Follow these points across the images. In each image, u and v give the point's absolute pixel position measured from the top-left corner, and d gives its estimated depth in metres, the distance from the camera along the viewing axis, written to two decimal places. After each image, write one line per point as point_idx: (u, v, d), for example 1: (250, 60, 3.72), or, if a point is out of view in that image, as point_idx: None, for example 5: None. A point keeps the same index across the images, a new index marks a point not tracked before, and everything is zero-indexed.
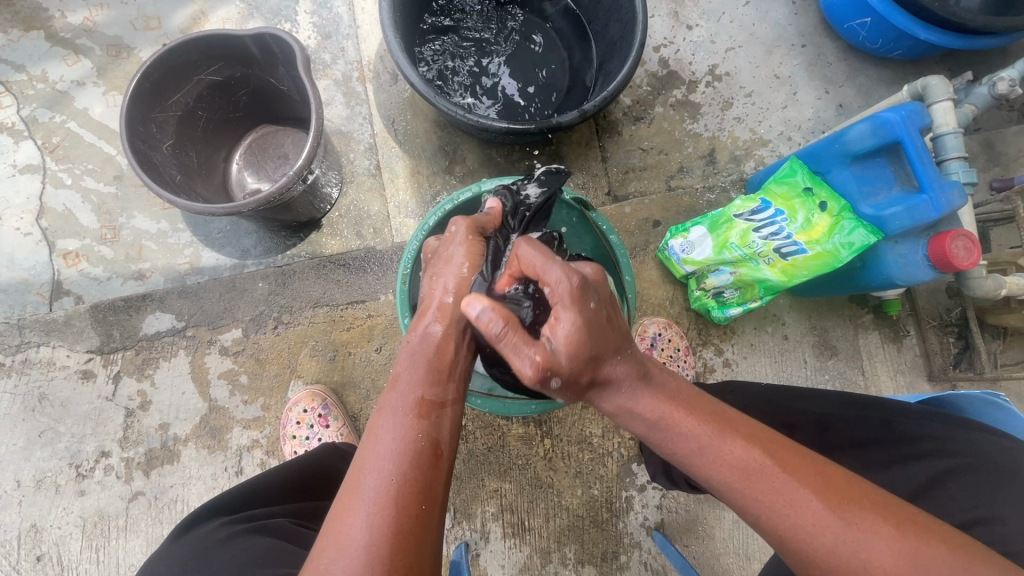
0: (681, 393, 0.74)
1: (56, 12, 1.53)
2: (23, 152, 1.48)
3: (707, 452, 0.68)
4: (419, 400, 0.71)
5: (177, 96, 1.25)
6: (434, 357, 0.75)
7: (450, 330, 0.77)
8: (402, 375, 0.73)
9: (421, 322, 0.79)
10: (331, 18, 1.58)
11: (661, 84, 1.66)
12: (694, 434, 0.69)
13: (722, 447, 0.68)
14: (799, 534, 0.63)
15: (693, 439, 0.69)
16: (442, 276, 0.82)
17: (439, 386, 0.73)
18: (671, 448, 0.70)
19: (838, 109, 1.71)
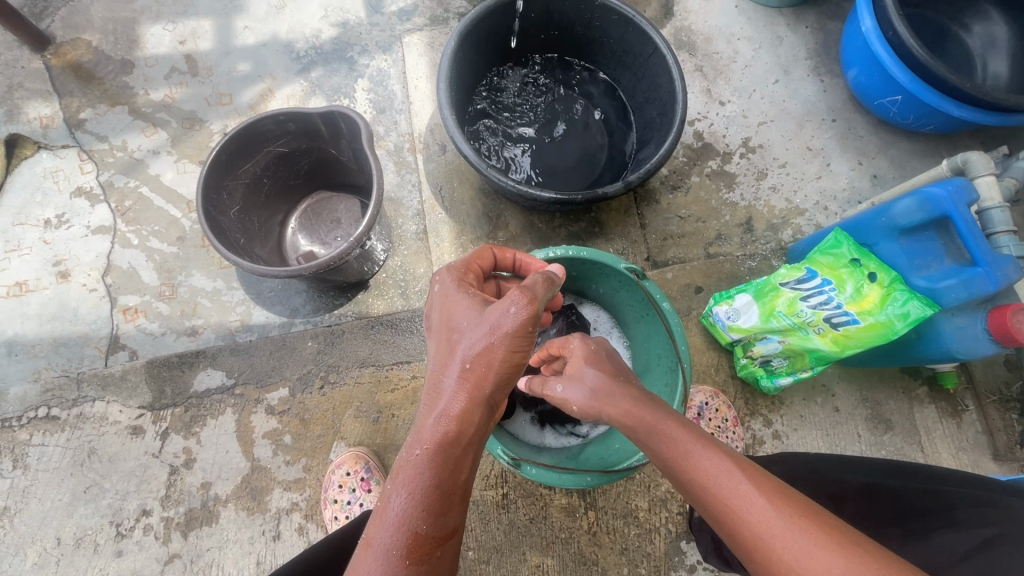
0: (665, 427, 0.75)
1: (141, 91, 1.69)
2: (97, 214, 1.58)
3: (690, 455, 0.71)
4: (413, 538, 0.69)
5: (246, 166, 1.33)
6: (433, 476, 0.72)
7: (460, 444, 0.76)
8: (395, 499, 0.71)
9: (424, 431, 0.76)
10: (386, 95, 1.71)
11: (696, 156, 1.73)
12: (674, 466, 0.73)
13: (699, 470, 0.70)
14: (765, 548, 0.62)
15: (683, 441, 0.73)
16: (455, 366, 0.79)
17: (440, 518, 0.71)
18: (660, 447, 0.75)
19: (873, 179, 1.74)
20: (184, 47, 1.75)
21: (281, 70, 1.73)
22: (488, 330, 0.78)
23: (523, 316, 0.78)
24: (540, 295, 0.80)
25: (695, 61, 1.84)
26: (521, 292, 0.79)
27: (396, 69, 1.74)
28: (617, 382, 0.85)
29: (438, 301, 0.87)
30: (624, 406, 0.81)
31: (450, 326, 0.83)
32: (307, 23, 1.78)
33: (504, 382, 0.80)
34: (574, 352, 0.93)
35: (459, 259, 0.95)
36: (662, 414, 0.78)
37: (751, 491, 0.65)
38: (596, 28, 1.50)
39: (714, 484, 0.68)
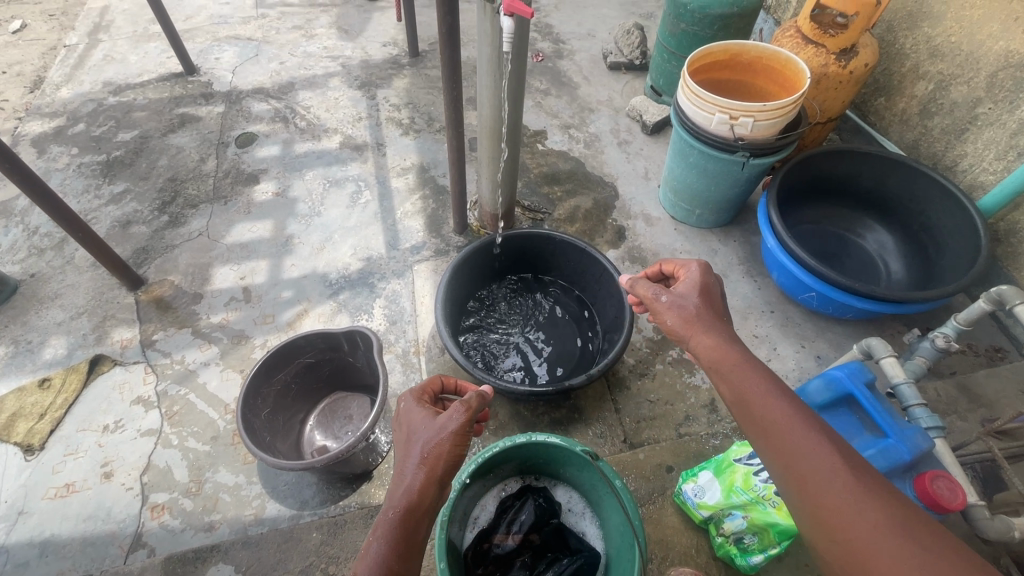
0: (749, 370, 1.01)
1: (204, 315, 2.14)
2: (148, 418, 1.87)
3: (766, 396, 0.97)
4: None
5: (280, 375, 1.64)
6: (399, 534, 0.96)
7: (420, 510, 0.99)
8: (373, 546, 0.94)
9: (393, 502, 0.99)
10: (398, 309, 2.13)
11: (658, 346, 2.03)
12: (751, 404, 0.97)
13: (774, 412, 0.94)
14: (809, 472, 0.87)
15: (762, 389, 0.98)
16: (415, 454, 1.05)
17: (402, 563, 0.93)
18: (739, 392, 1.00)
19: (818, 359, 2.00)
20: (243, 281, 2.24)
21: (316, 294, 2.19)
22: (439, 428, 1.06)
23: (462, 418, 1.08)
24: (475, 406, 1.09)
25: (648, 270, 2.27)
26: (462, 404, 1.09)
27: (407, 289, 2.19)
28: (719, 319, 1.15)
29: (401, 415, 1.17)
30: (712, 347, 1.08)
31: (410, 429, 1.11)
32: (340, 259, 2.30)
33: (451, 466, 1.06)
34: (688, 280, 1.24)
35: (417, 386, 1.25)
36: (751, 366, 1.02)
37: (813, 435, 0.90)
38: (560, 255, 1.95)
39: (787, 422, 0.92)
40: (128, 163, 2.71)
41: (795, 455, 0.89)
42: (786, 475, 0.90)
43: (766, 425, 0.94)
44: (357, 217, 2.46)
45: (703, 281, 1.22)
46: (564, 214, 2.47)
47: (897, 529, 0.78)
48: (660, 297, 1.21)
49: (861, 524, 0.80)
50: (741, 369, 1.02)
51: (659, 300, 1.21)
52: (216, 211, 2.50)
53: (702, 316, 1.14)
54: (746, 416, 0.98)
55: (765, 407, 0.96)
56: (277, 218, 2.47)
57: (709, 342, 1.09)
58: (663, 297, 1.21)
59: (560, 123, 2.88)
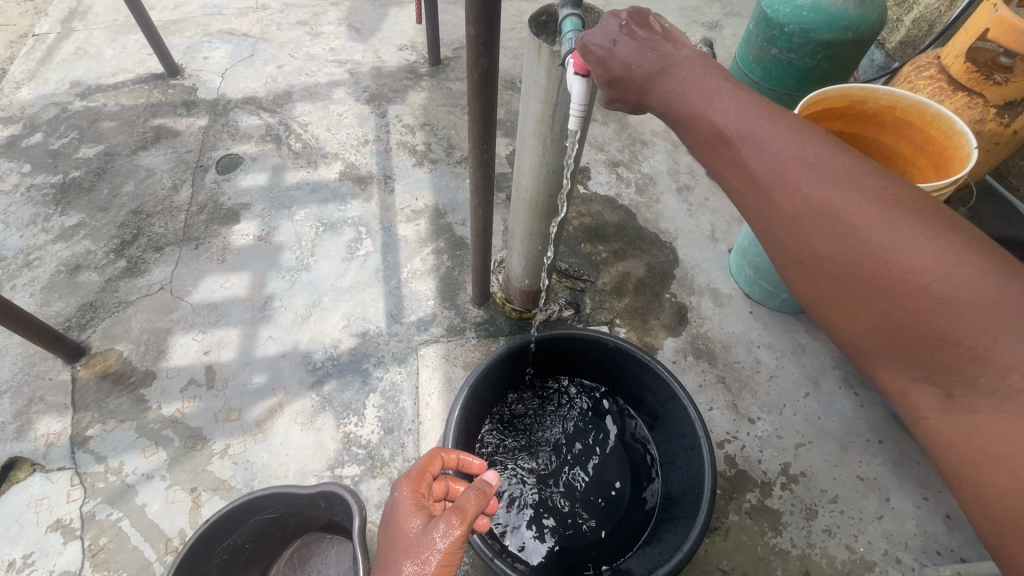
0: (736, 139, 0.75)
1: (154, 403, 1.70)
2: (66, 554, 1.44)
3: (771, 168, 0.72)
4: None
5: (226, 541, 1.20)
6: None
7: None
8: None
9: None
10: (396, 411, 1.67)
11: (731, 486, 1.55)
12: (747, 168, 0.74)
13: (769, 160, 0.72)
14: (828, 246, 0.68)
15: (742, 121, 0.75)
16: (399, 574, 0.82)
17: None
18: (720, 148, 0.77)
19: (947, 519, 1.50)
20: (207, 356, 1.80)
21: (295, 381, 1.73)
22: (430, 543, 0.84)
23: (456, 535, 0.84)
24: (471, 514, 0.87)
25: (716, 370, 1.78)
26: (455, 513, 0.86)
27: (410, 381, 1.72)
28: (664, 45, 0.83)
29: (388, 513, 0.93)
30: (678, 90, 0.80)
31: (396, 536, 0.88)
32: (328, 333, 1.84)
33: None
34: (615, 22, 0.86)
35: (416, 466, 1.01)
36: (746, 100, 0.76)
37: (826, 185, 0.68)
38: (611, 363, 1.48)
39: (798, 186, 0.70)
40: (87, 187, 2.27)
41: (816, 229, 0.69)
42: (811, 261, 0.70)
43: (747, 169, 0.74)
44: (354, 273, 2.00)
45: (651, 39, 0.84)
46: (610, 284, 1.98)
47: (984, 290, 0.57)
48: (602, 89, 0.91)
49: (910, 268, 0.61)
50: (720, 106, 0.77)
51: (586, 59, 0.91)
52: (184, 257, 2.05)
53: (647, 46, 0.83)
54: (742, 194, 0.76)
55: (793, 208, 0.71)
56: (256, 271, 2.01)
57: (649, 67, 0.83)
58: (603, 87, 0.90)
59: (606, 159, 2.37)
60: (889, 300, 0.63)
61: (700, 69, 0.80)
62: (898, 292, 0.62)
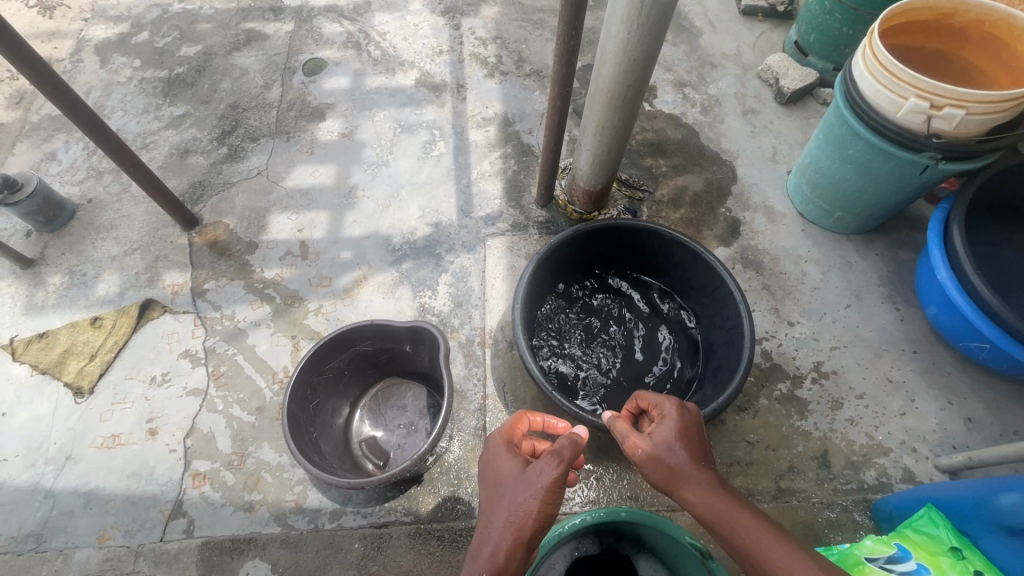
0: (751, 531, 0.87)
1: (257, 267, 1.96)
2: (195, 376, 1.75)
3: (780, 565, 0.83)
4: None
5: (333, 362, 1.44)
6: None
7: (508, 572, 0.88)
8: None
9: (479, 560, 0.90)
10: (465, 290, 1.88)
11: (765, 376, 1.70)
12: (765, 568, 0.84)
13: (775, 557, 0.84)
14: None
15: (755, 536, 0.86)
16: (503, 513, 0.95)
17: None
18: (739, 539, 0.87)
19: (968, 422, 1.62)
20: (301, 233, 2.04)
21: (377, 259, 1.96)
22: (529, 483, 0.96)
23: (556, 473, 0.95)
24: (568, 457, 0.98)
25: (762, 279, 1.89)
26: (553, 454, 0.97)
27: (477, 266, 1.92)
28: (703, 446, 0.98)
29: (488, 457, 1.08)
30: (715, 504, 0.90)
31: (497, 478, 1.02)
32: (406, 221, 2.04)
33: (541, 527, 0.94)
34: (665, 424, 1.00)
35: (509, 421, 1.15)
36: (750, 509, 0.90)
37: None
38: (665, 255, 1.62)
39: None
40: (190, 82, 2.50)
41: None
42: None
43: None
44: (428, 171, 2.17)
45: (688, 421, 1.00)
46: (668, 195, 2.09)
47: None
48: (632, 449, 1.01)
49: None
50: (745, 526, 0.87)
51: (637, 452, 0.99)
52: (277, 148, 2.26)
53: (685, 437, 0.97)
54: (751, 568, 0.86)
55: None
56: (341, 164, 2.21)
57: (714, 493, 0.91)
58: (637, 451, 1.00)
59: (674, 79, 2.41)
60: None
61: (722, 488, 0.92)
62: None
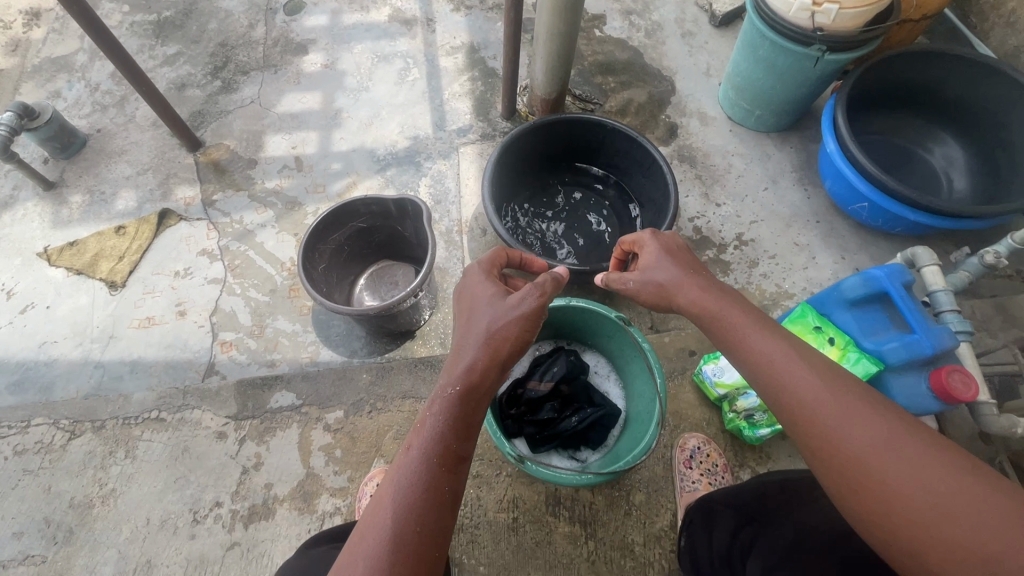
0: (734, 324, 1.01)
1: (259, 180, 2.23)
2: (213, 269, 2.03)
3: (755, 350, 0.96)
4: (448, 448, 0.87)
5: (335, 235, 1.74)
6: (462, 410, 0.91)
7: (484, 389, 0.94)
8: (431, 418, 0.89)
9: (455, 372, 0.94)
10: (443, 190, 2.18)
11: (695, 245, 2.06)
12: (744, 351, 0.98)
13: (756, 347, 0.96)
14: (771, 361, 0.92)
15: (744, 333, 0.99)
16: (479, 332, 0.98)
17: (464, 441, 0.90)
18: (723, 331, 1.02)
19: (856, 271, 2.01)
20: (296, 151, 2.30)
21: (364, 169, 2.24)
22: (507, 309, 0.99)
23: (535, 301, 1.01)
24: (549, 290, 1.04)
25: (696, 171, 2.23)
26: (535, 287, 1.03)
27: (453, 170, 2.22)
28: (689, 265, 1.16)
29: (462, 290, 1.10)
30: (699, 300, 1.08)
31: (472, 304, 1.04)
32: (388, 137, 2.32)
33: (517, 349, 0.99)
34: (650, 249, 1.20)
35: (488, 256, 1.18)
36: (739, 306, 1.03)
37: (793, 364, 0.90)
38: (610, 145, 1.93)
39: (769, 364, 0.92)
40: (178, 24, 2.69)
41: (781, 378, 0.90)
42: (763, 370, 0.93)
43: (767, 373, 0.92)
44: (405, 94, 2.44)
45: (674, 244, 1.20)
46: (616, 106, 2.39)
47: (897, 444, 0.76)
48: (626, 287, 1.21)
49: (853, 431, 0.80)
50: (729, 315, 1.03)
51: (630, 284, 1.20)
52: (266, 79, 2.50)
53: (672, 257, 1.17)
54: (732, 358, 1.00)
55: (770, 367, 0.92)
56: (326, 92, 2.46)
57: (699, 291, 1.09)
58: (630, 284, 1.20)
59: (621, 8, 2.69)
60: (793, 397, 0.87)
61: (709, 285, 1.10)
62: (804, 410, 0.85)
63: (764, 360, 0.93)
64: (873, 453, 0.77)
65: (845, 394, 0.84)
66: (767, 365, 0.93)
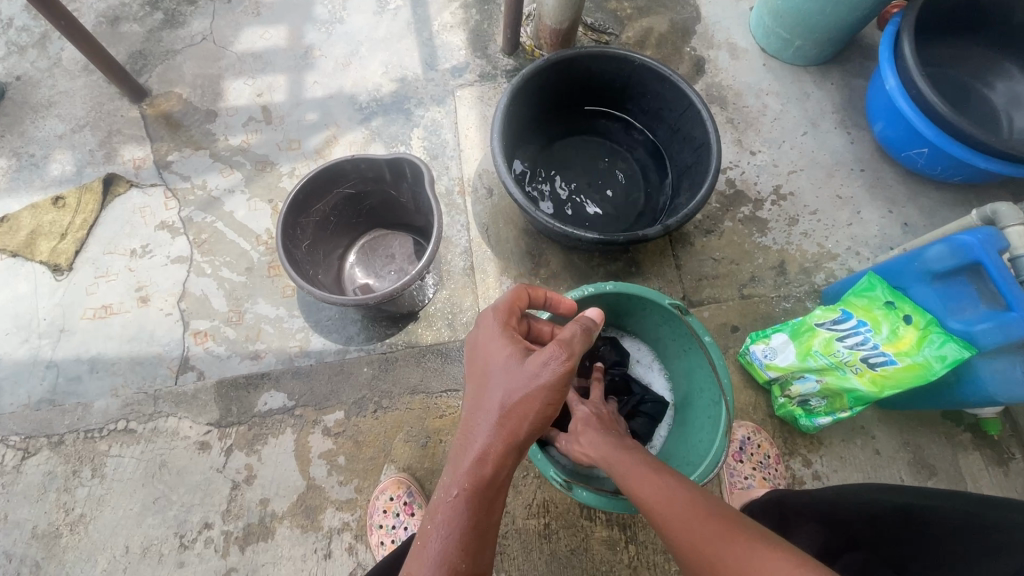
0: (625, 465, 0.94)
1: (221, 136, 1.89)
2: (177, 246, 1.73)
3: (638, 485, 0.89)
4: (455, 569, 0.71)
5: (318, 205, 1.46)
6: (472, 517, 0.75)
7: (496, 486, 0.78)
8: (435, 536, 0.74)
9: (461, 471, 0.78)
10: (440, 143, 1.87)
11: (729, 202, 1.82)
12: (630, 489, 0.90)
13: (637, 484, 0.89)
14: (647, 494, 0.87)
15: (634, 472, 0.92)
16: (494, 412, 0.81)
17: (477, 554, 0.73)
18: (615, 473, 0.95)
19: (904, 228, 1.80)
20: (261, 99, 1.95)
21: (345, 119, 1.91)
22: (529, 380, 0.81)
23: (562, 369, 0.81)
24: (579, 352, 0.83)
25: (727, 114, 1.95)
26: (561, 347, 0.82)
27: (449, 119, 1.90)
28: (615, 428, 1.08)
29: (477, 339, 0.91)
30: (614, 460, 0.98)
31: (489, 367, 0.85)
32: (370, 79, 1.97)
33: (539, 427, 0.81)
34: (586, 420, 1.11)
35: (505, 296, 0.96)
36: (633, 448, 0.99)
37: (658, 486, 0.87)
38: (637, 86, 1.64)
39: (646, 496, 0.87)
40: None
41: (658, 508, 0.84)
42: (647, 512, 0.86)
43: (645, 506, 0.86)
44: (387, 26, 2.06)
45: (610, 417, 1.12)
46: (635, 38, 2.06)
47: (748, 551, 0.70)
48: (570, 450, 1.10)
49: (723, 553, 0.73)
50: (632, 462, 0.94)
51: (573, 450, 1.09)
52: (219, 9, 2.08)
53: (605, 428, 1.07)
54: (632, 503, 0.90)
55: (650, 502, 0.86)
56: (292, 24, 2.07)
57: (634, 460, 0.94)
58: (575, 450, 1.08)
59: None
60: (674, 520, 0.80)
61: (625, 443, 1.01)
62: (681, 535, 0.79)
63: (637, 490, 0.89)
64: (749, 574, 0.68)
65: (703, 521, 0.77)
66: (646, 503, 0.86)
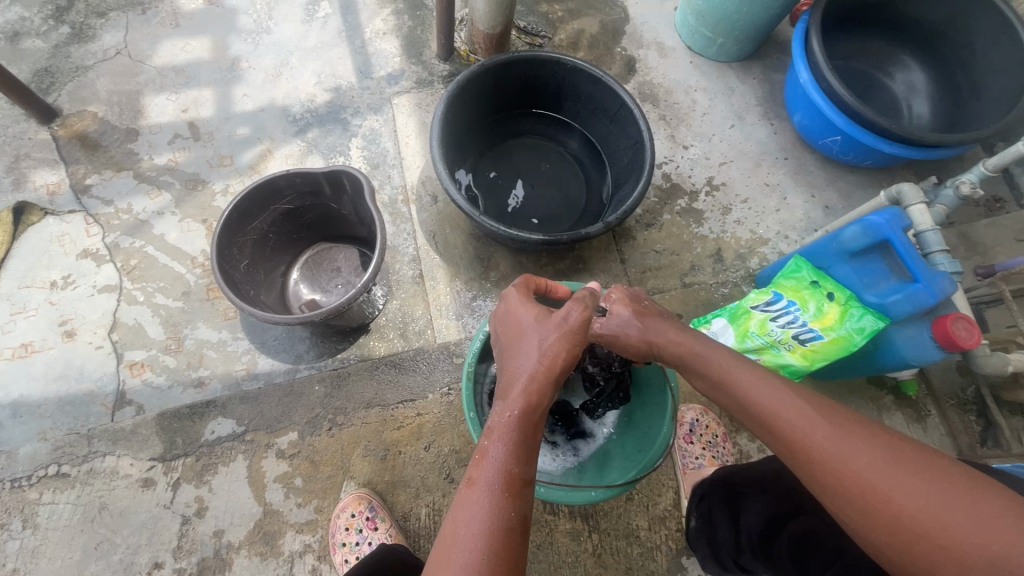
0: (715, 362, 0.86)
1: (145, 156, 1.79)
2: (103, 274, 1.63)
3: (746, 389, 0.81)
4: (512, 475, 0.72)
5: (255, 223, 1.41)
6: (524, 437, 0.76)
7: (539, 412, 0.81)
8: (493, 449, 0.74)
9: (511, 394, 0.81)
10: (380, 151, 1.85)
11: (666, 195, 1.89)
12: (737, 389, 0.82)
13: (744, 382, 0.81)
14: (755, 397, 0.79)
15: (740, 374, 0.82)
16: (533, 354, 0.86)
17: (528, 463, 0.75)
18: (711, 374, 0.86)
19: (825, 210, 1.93)
20: (187, 114, 1.86)
21: (279, 132, 1.86)
22: (557, 326, 0.89)
23: (582, 316, 0.91)
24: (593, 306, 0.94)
25: (659, 111, 2.03)
26: (579, 300, 0.93)
27: (388, 127, 1.88)
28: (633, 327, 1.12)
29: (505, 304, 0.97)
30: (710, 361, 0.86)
31: (520, 323, 0.92)
32: (303, 89, 1.92)
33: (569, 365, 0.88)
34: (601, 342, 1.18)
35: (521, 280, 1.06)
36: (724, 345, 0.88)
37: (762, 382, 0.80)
38: (570, 87, 1.68)
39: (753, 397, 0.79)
40: None
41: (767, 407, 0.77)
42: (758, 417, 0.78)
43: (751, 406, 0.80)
44: (317, 35, 2.01)
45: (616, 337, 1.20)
46: (567, 40, 2.11)
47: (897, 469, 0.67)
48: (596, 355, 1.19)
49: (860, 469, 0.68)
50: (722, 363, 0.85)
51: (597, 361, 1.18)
52: (132, 21, 1.96)
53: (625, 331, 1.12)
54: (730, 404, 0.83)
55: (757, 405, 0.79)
56: (215, 35, 1.98)
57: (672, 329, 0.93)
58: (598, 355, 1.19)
59: None
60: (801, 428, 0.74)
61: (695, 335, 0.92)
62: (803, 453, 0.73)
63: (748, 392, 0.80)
64: (867, 501, 0.67)
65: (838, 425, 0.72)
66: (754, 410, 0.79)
